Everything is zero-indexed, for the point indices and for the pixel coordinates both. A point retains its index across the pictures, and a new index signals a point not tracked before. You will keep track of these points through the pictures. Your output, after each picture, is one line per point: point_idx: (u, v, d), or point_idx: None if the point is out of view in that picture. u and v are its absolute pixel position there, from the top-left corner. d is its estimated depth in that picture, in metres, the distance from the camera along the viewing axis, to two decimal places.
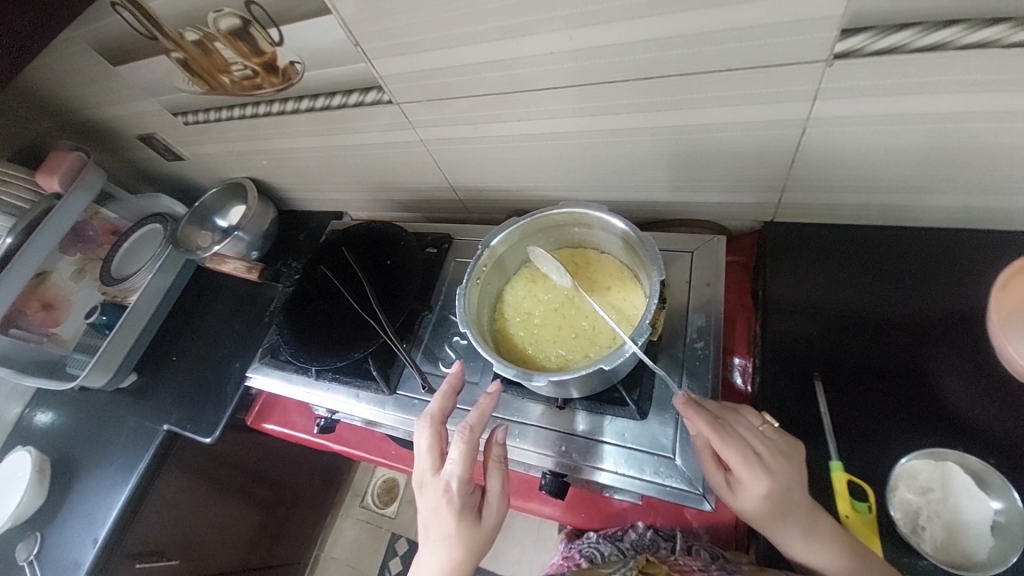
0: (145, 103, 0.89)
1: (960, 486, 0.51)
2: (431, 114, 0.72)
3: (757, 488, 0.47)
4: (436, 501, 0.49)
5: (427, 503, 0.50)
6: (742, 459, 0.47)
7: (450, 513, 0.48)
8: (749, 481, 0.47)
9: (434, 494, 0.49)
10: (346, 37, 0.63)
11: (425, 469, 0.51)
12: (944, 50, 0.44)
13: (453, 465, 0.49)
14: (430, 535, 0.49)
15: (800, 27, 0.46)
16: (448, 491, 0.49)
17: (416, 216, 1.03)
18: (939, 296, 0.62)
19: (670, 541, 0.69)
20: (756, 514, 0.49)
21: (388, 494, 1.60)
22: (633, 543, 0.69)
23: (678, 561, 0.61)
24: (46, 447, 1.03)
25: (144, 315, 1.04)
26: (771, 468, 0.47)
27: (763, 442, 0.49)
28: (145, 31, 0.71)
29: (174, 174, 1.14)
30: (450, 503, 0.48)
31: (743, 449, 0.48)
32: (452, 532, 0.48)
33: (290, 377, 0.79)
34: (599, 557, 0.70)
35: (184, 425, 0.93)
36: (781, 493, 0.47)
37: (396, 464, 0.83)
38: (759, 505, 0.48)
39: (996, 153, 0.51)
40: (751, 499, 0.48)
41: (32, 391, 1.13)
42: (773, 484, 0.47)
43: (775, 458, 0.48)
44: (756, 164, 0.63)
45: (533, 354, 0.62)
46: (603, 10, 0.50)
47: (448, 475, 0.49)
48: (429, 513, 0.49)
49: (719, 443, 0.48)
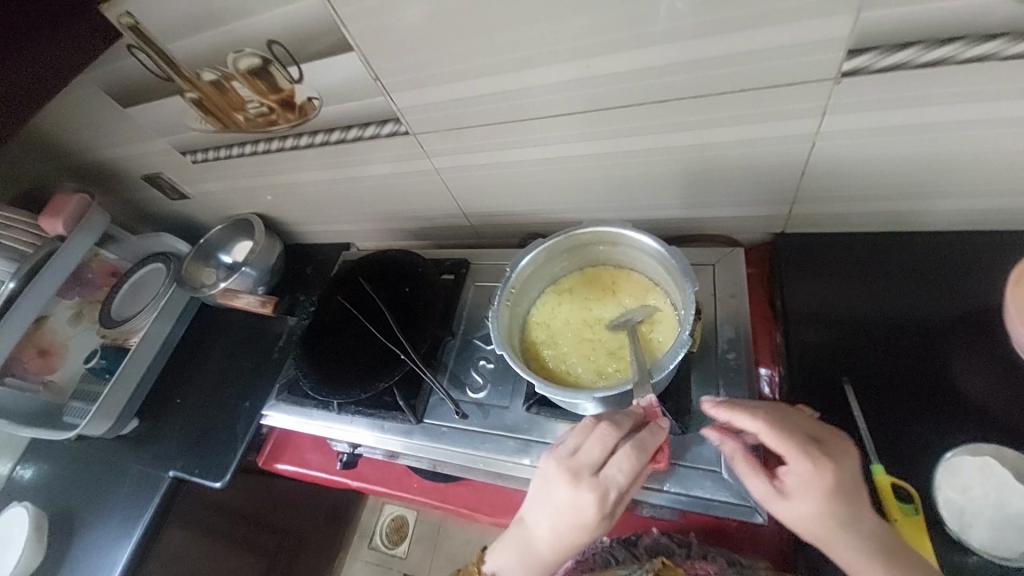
0: (154, 144, 0.90)
1: (1002, 483, 0.50)
2: (447, 143, 0.74)
3: (822, 478, 0.44)
4: (587, 502, 0.49)
5: (572, 498, 0.50)
6: (804, 448, 0.45)
7: (595, 515, 0.49)
8: (808, 469, 0.45)
9: (588, 493, 0.49)
10: (367, 72, 0.65)
11: (583, 466, 0.50)
12: (946, 65, 0.47)
13: (619, 476, 0.49)
14: (559, 521, 0.51)
15: (808, 48, 0.49)
16: (603, 499, 0.49)
17: (426, 244, 1.03)
18: (954, 295, 0.64)
19: (684, 547, 0.64)
20: (820, 520, 0.45)
21: (397, 533, 1.52)
22: (648, 547, 0.65)
23: (695, 564, 0.60)
24: (43, 502, 0.97)
25: (143, 361, 1.01)
26: (837, 459, 0.45)
27: (819, 432, 0.47)
28: (162, 72, 0.72)
29: (178, 213, 1.13)
30: (599, 506, 0.49)
31: (802, 438, 0.46)
32: (590, 526, 0.50)
33: (311, 413, 0.77)
34: (613, 562, 0.64)
35: (192, 471, 0.89)
36: (850, 486, 0.45)
37: (418, 497, 0.80)
38: (824, 504, 0.44)
39: (999, 158, 0.54)
40: (814, 497, 0.44)
41: (23, 446, 1.06)
42: (838, 473, 0.44)
43: (838, 448, 0.46)
44: (767, 178, 0.66)
45: (569, 374, 0.62)
46: (620, 39, 0.53)
47: (611, 483, 0.49)
48: (569, 506, 0.50)
49: (769, 433, 0.46)
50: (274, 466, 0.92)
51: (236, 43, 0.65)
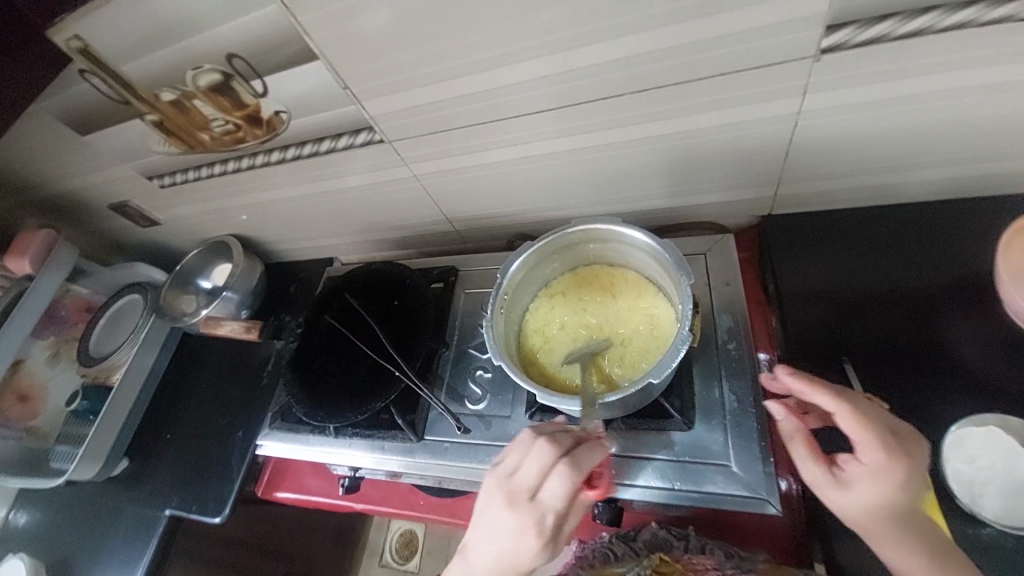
0: (117, 171, 0.86)
1: (1009, 452, 0.50)
2: (424, 149, 0.71)
3: (891, 472, 0.43)
4: (523, 528, 0.46)
5: (509, 525, 0.46)
6: (880, 440, 0.43)
7: (533, 544, 0.46)
8: (881, 461, 0.43)
9: (524, 519, 0.46)
10: (335, 81, 0.62)
11: (519, 489, 0.47)
12: (926, 35, 0.46)
13: (555, 499, 0.46)
14: (500, 555, 0.47)
15: (785, 27, 0.48)
16: (541, 524, 0.46)
17: (410, 253, 1.00)
18: (947, 263, 0.63)
19: (683, 539, 0.62)
20: (872, 513, 0.44)
21: (408, 548, 1.50)
22: (646, 541, 0.63)
23: (693, 559, 0.57)
24: (37, 552, 0.94)
25: (129, 397, 0.97)
26: (908, 452, 0.44)
27: (895, 423, 0.45)
28: (118, 95, 0.69)
29: (150, 241, 1.09)
30: (537, 533, 0.46)
31: (881, 428, 0.44)
32: (530, 557, 0.46)
33: (307, 439, 0.75)
34: (612, 556, 0.62)
35: (189, 507, 0.86)
36: (914, 483, 0.43)
37: (425, 515, 0.78)
38: (884, 498, 0.43)
39: (980, 124, 0.54)
40: (877, 487, 0.43)
41: (14, 494, 1.03)
42: (908, 470, 0.43)
43: (910, 441, 0.44)
44: (752, 162, 0.65)
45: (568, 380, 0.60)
46: (594, 30, 0.51)
47: (547, 506, 0.46)
48: (507, 535, 0.46)
49: (845, 421, 0.44)
50: (274, 495, 0.89)
51: (194, 60, 0.62)
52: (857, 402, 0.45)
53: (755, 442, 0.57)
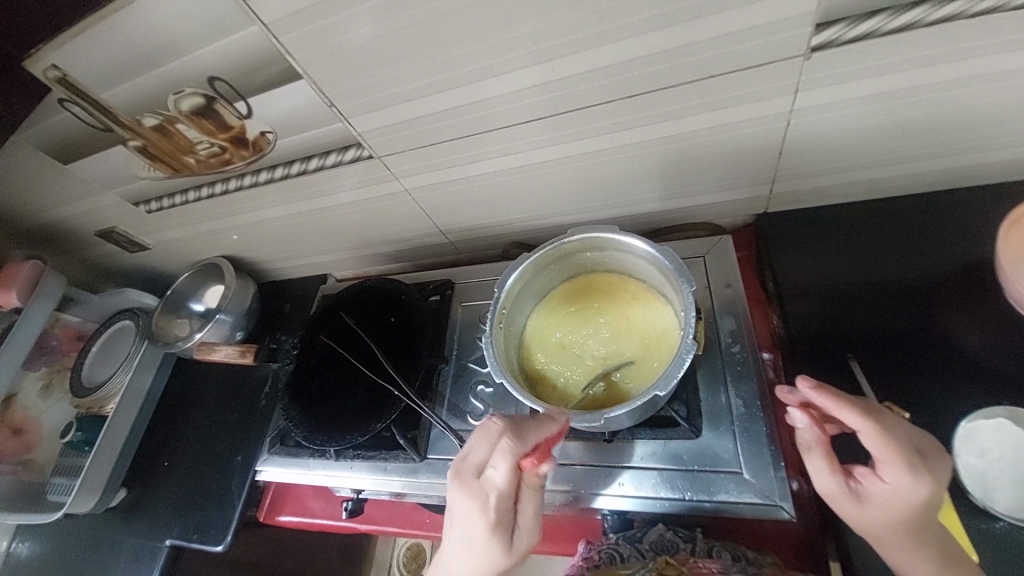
0: (103, 199, 0.84)
1: (1017, 442, 0.49)
2: (413, 162, 0.70)
3: (914, 494, 0.42)
4: (470, 507, 0.48)
5: (458, 503, 0.48)
6: (904, 458, 0.42)
7: (482, 523, 0.47)
8: (904, 481, 0.42)
9: (470, 496, 0.48)
10: (321, 100, 0.61)
11: (467, 467, 0.49)
12: (916, 29, 0.45)
13: (497, 475, 0.48)
14: (455, 534, 0.48)
15: (774, 27, 0.47)
16: (487, 502, 0.47)
17: (405, 265, 0.99)
18: (945, 253, 0.63)
19: (691, 542, 0.60)
20: (889, 527, 0.44)
21: (415, 561, 1.45)
22: (653, 543, 0.60)
23: (698, 563, 0.54)
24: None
25: (124, 424, 0.96)
26: (935, 472, 0.42)
27: (919, 440, 0.44)
28: (99, 122, 0.68)
29: (140, 266, 1.07)
30: (483, 512, 0.47)
31: (906, 446, 0.42)
32: (480, 539, 0.47)
33: (308, 462, 0.74)
34: (619, 559, 0.60)
35: (190, 536, 0.84)
36: (936, 504, 0.42)
37: (431, 533, 0.76)
38: (902, 514, 0.43)
39: (972, 115, 0.54)
40: (897, 505, 0.43)
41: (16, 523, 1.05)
42: (933, 492, 0.42)
43: (937, 460, 0.43)
44: (745, 161, 0.64)
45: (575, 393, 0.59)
46: (583, 38, 0.51)
47: (490, 483, 0.48)
48: (458, 514, 0.48)
49: (870, 438, 0.43)
50: (276, 519, 0.88)
51: (175, 85, 0.61)
52: (883, 419, 0.43)
53: (765, 447, 0.56)
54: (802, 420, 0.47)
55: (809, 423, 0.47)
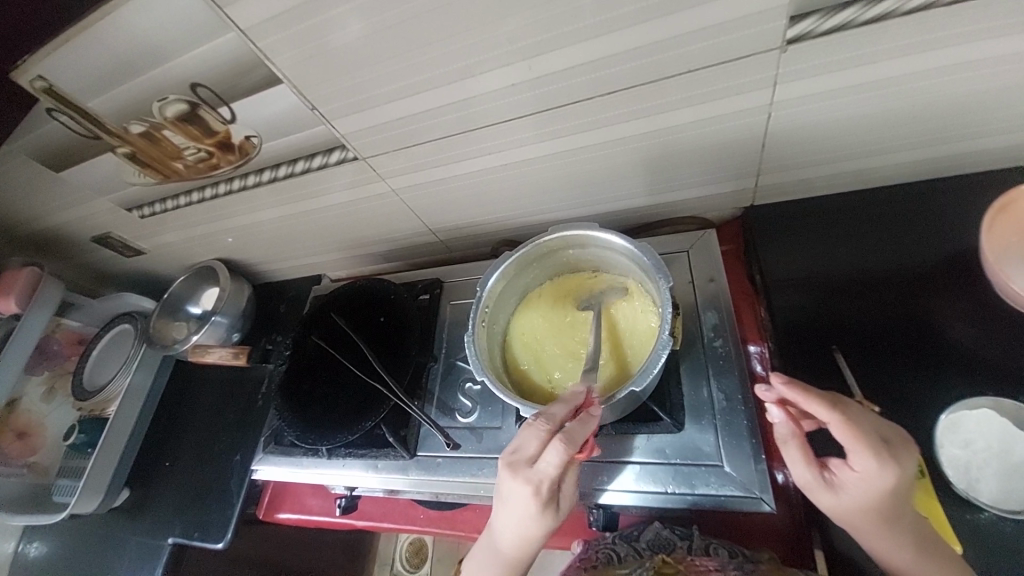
0: (96, 205, 0.86)
1: (1002, 433, 0.50)
2: (398, 163, 0.71)
3: (881, 483, 0.43)
4: (525, 497, 0.46)
5: (510, 496, 0.46)
6: (870, 448, 0.42)
7: (532, 511, 0.46)
8: (871, 470, 0.43)
9: (523, 490, 0.45)
10: (303, 103, 0.62)
11: (519, 459, 0.47)
12: (890, 19, 0.45)
13: (554, 466, 0.45)
14: (506, 521, 0.48)
15: (749, 20, 0.47)
16: (539, 494, 0.46)
17: (397, 264, 1.00)
18: (931, 243, 0.63)
19: (686, 539, 0.61)
20: (862, 516, 0.45)
21: (417, 556, 1.46)
22: (650, 542, 0.62)
23: (694, 560, 0.56)
24: None
25: (125, 426, 0.98)
26: (900, 459, 0.43)
27: (882, 427, 0.45)
28: (86, 130, 0.69)
29: (137, 270, 1.09)
30: (536, 502, 0.46)
31: (872, 435, 0.43)
32: (533, 519, 0.47)
33: (300, 461, 0.75)
34: (615, 559, 0.61)
35: (192, 534, 0.86)
36: (903, 493, 0.43)
37: (426, 528, 0.78)
38: (873, 502, 0.44)
39: (953, 104, 0.53)
40: (868, 493, 0.44)
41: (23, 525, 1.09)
42: (899, 479, 0.43)
43: (900, 447, 0.44)
44: (728, 155, 0.64)
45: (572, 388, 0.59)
46: (560, 35, 0.50)
47: (545, 474, 0.45)
48: (508, 503, 0.47)
49: (836, 428, 0.43)
50: (275, 517, 0.90)
51: (159, 91, 0.62)
52: (848, 408, 0.44)
53: (747, 440, 0.57)
54: (778, 414, 0.47)
55: (785, 418, 0.47)
